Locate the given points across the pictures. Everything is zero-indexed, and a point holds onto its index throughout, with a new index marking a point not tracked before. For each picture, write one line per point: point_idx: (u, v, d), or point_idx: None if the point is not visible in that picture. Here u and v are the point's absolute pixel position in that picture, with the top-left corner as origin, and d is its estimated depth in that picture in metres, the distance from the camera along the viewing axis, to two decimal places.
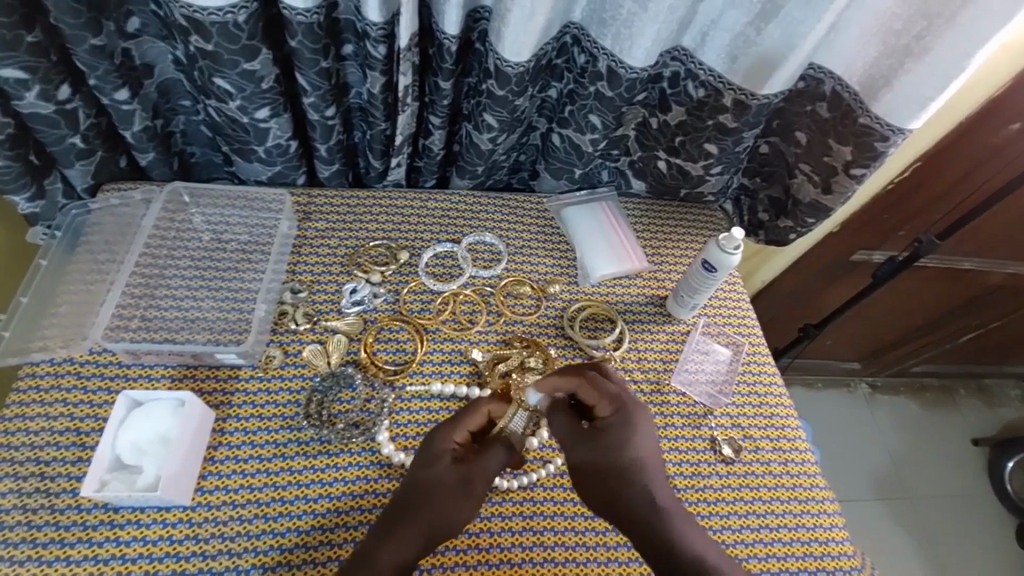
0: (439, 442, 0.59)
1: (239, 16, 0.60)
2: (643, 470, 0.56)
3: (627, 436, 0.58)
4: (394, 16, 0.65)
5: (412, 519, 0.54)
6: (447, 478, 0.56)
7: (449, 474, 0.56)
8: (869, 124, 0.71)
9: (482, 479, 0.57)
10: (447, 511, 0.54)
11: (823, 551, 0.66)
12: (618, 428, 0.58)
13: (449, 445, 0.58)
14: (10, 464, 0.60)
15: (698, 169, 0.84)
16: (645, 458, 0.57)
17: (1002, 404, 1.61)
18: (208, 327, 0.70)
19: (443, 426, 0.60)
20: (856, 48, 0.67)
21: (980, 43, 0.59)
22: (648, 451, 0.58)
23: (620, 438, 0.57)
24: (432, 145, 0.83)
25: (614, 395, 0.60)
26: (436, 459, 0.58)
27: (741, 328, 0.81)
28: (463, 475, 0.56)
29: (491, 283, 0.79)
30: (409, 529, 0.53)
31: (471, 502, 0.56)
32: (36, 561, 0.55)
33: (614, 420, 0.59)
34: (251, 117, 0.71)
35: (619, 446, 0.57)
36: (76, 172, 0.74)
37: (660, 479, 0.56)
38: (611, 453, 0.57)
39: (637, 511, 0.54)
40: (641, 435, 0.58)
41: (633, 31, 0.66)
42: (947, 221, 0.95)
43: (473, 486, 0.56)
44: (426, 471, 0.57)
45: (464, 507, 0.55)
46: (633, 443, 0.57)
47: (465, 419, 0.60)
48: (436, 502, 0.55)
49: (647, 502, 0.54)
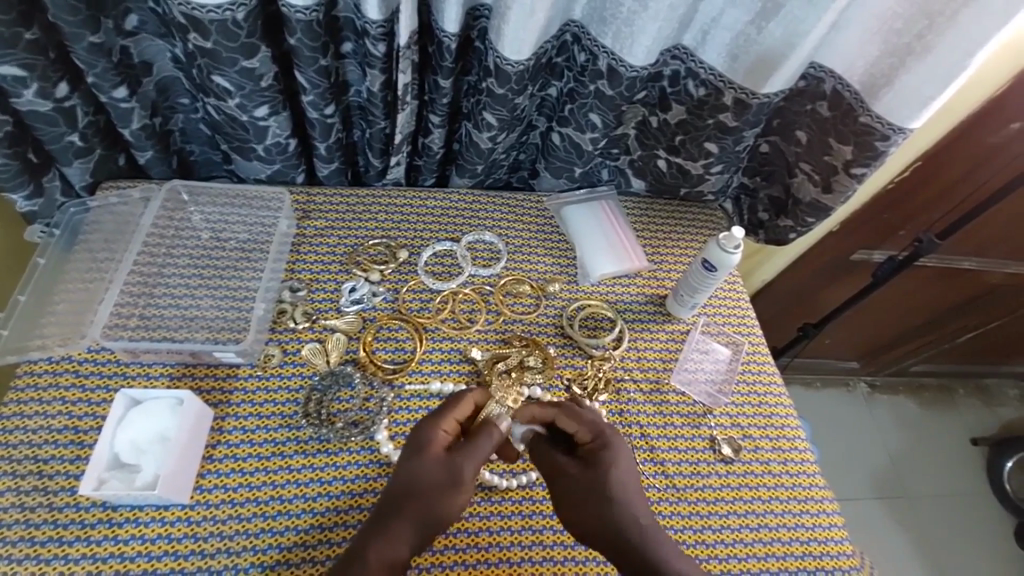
0: (424, 433, 0.57)
1: (238, 14, 0.59)
2: (624, 492, 0.54)
3: (613, 459, 0.57)
4: (393, 14, 0.64)
5: (402, 510, 0.53)
6: (436, 469, 0.54)
7: (434, 466, 0.55)
8: (870, 124, 0.71)
9: (473, 461, 0.55)
10: (438, 499, 0.53)
11: (822, 551, 0.66)
12: (604, 450, 0.58)
13: (433, 435, 0.57)
14: (7, 462, 0.59)
15: (698, 168, 0.84)
16: (628, 479, 0.56)
17: (1002, 403, 1.61)
18: (207, 325, 0.69)
19: (427, 418, 0.58)
20: (856, 46, 0.67)
21: (982, 42, 0.58)
22: (630, 475, 0.56)
23: (603, 460, 0.57)
24: (431, 143, 0.82)
25: (595, 425, 0.60)
26: (420, 450, 0.56)
27: (741, 328, 0.81)
28: (451, 461, 0.55)
29: (490, 281, 0.79)
30: (403, 521, 0.52)
31: (466, 486, 0.54)
32: (33, 560, 0.55)
33: (599, 444, 0.58)
34: (249, 114, 0.71)
35: (603, 466, 0.56)
36: (74, 170, 0.74)
37: (641, 499, 0.55)
38: (596, 473, 0.56)
39: (614, 531, 0.52)
40: (623, 459, 0.57)
41: (634, 29, 0.65)
42: (946, 220, 0.95)
43: (464, 469, 0.55)
44: (413, 463, 0.55)
45: (456, 490, 0.54)
46: (618, 465, 0.56)
47: (449, 408, 0.59)
48: (429, 491, 0.53)
49: (626, 523, 0.52)
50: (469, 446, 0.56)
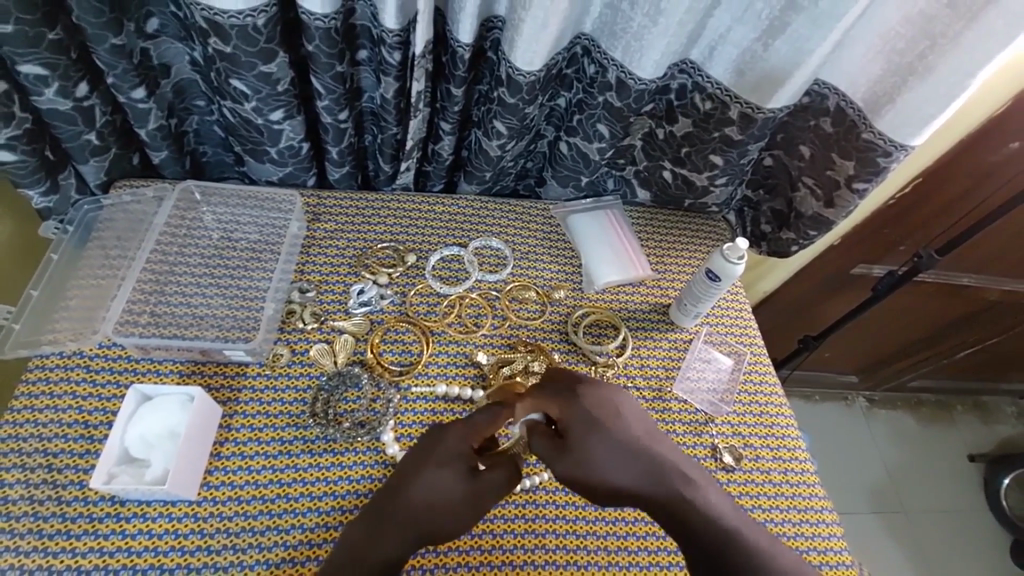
0: (452, 443, 0.57)
1: (259, 20, 0.61)
2: (632, 452, 0.54)
3: (615, 415, 0.57)
4: (410, 23, 0.66)
5: (409, 515, 0.54)
6: (458, 496, 0.54)
7: (457, 488, 0.55)
8: (872, 140, 0.72)
9: (489, 494, 0.55)
10: (449, 514, 0.54)
11: (821, 559, 0.66)
12: (585, 416, 0.56)
13: (465, 448, 0.57)
14: (18, 454, 0.60)
15: (702, 180, 0.86)
16: (628, 438, 0.55)
17: (999, 420, 1.62)
18: (216, 324, 0.70)
19: (457, 427, 0.58)
20: (860, 65, 0.69)
21: (984, 62, 0.60)
22: (640, 425, 0.57)
23: (593, 432, 0.55)
24: (441, 150, 0.84)
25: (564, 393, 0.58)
26: (446, 462, 0.56)
27: (743, 338, 0.82)
28: (474, 485, 0.55)
29: (496, 286, 0.81)
30: (409, 526, 0.53)
31: (478, 510, 0.55)
32: (41, 552, 0.56)
33: (579, 412, 0.56)
34: (264, 118, 0.72)
35: (597, 438, 0.54)
36: (89, 168, 0.76)
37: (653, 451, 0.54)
38: (595, 453, 0.54)
39: (653, 499, 0.51)
40: (612, 422, 0.56)
41: (644, 43, 0.67)
42: (946, 237, 0.96)
43: (482, 498, 0.55)
44: (434, 473, 0.55)
45: (470, 512, 0.55)
46: (612, 429, 0.55)
47: (482, 425, 0.58)
48: (449, 509, 0.54)
49: (651, 482, 0.52)
50: (490, 471, 0.56)
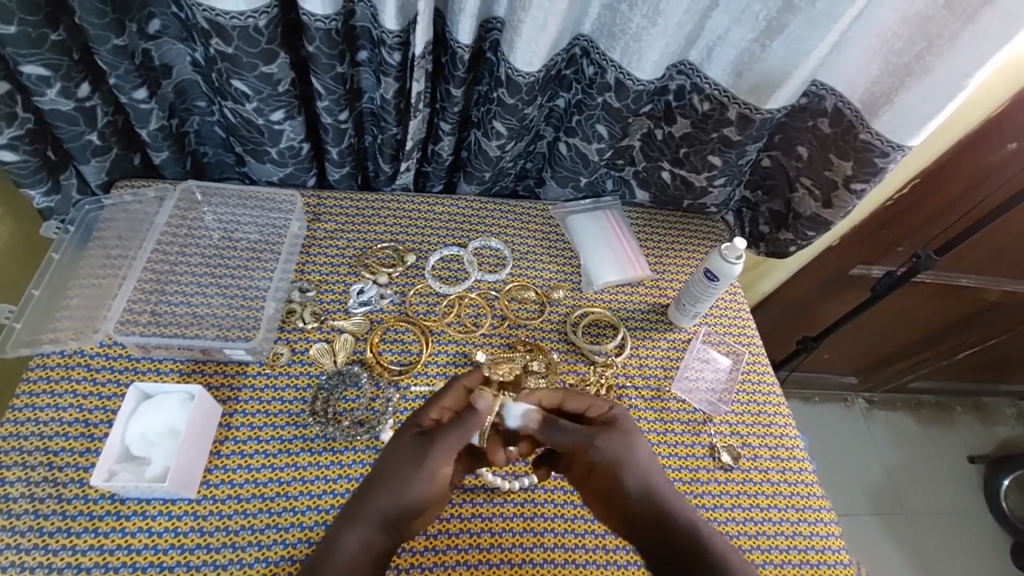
0: (413, 416, 0.57)
1: (260, 21, 0.61)
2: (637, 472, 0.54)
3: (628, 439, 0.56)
4: (410, 24, 0.66)
5: (373, 496, 0.53)
6: (404, 457, 0.53)
7: (403, 450, 0.54)
8: (870, 141, 0.72)
9: (440, 451, 0.53)
10: (402, 483, 0.52)
11: (819, 559, 0.66)
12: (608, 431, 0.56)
13: (423, 417, 0.56)
14: (19, 452, 0.60)
15: (701, 180, 0.86)
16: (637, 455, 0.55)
17: (998, 422, 1.63)
18: (217, 323, 0.71)
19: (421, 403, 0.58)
20: (857, 66, 0.69)
21: (980, 63, 0.60)
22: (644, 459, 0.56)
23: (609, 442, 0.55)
24: (441, 150, 0.84)
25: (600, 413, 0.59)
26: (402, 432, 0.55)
27: (741, 338, 0.83)
28: (421, 445, 0.53)
29: (495, 286, 0.81)
30: (369, 508, 0.52)
31: (434, 469, 0.53)
32: (41, 549, 0.56)
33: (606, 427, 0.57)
34: (265, 118, 0.73)
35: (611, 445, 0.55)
36: (91, 168, 0.76)
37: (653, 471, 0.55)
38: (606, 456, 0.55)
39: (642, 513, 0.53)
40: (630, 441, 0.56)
41: (642, 44, 0.67)
42: (944, 237, 0.97)
43: (433, 456, 0.52)
44: (390, 445, 0.55)
45: (423, 473, 0.52)
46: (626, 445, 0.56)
47: (442, 395, 0.58)
48: (400, 475, 0.52)
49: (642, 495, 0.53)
50: (445, 430, 0.53)
